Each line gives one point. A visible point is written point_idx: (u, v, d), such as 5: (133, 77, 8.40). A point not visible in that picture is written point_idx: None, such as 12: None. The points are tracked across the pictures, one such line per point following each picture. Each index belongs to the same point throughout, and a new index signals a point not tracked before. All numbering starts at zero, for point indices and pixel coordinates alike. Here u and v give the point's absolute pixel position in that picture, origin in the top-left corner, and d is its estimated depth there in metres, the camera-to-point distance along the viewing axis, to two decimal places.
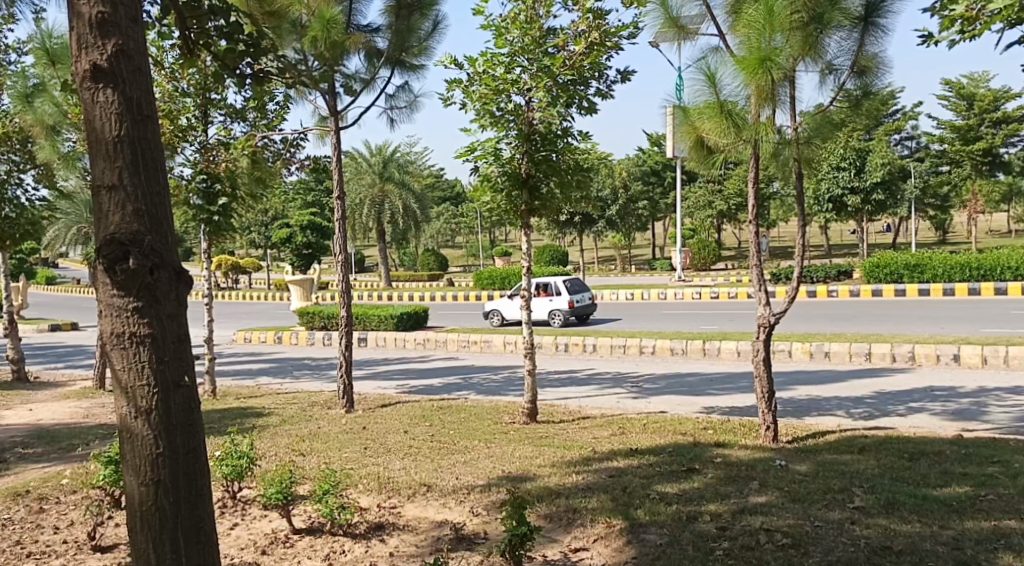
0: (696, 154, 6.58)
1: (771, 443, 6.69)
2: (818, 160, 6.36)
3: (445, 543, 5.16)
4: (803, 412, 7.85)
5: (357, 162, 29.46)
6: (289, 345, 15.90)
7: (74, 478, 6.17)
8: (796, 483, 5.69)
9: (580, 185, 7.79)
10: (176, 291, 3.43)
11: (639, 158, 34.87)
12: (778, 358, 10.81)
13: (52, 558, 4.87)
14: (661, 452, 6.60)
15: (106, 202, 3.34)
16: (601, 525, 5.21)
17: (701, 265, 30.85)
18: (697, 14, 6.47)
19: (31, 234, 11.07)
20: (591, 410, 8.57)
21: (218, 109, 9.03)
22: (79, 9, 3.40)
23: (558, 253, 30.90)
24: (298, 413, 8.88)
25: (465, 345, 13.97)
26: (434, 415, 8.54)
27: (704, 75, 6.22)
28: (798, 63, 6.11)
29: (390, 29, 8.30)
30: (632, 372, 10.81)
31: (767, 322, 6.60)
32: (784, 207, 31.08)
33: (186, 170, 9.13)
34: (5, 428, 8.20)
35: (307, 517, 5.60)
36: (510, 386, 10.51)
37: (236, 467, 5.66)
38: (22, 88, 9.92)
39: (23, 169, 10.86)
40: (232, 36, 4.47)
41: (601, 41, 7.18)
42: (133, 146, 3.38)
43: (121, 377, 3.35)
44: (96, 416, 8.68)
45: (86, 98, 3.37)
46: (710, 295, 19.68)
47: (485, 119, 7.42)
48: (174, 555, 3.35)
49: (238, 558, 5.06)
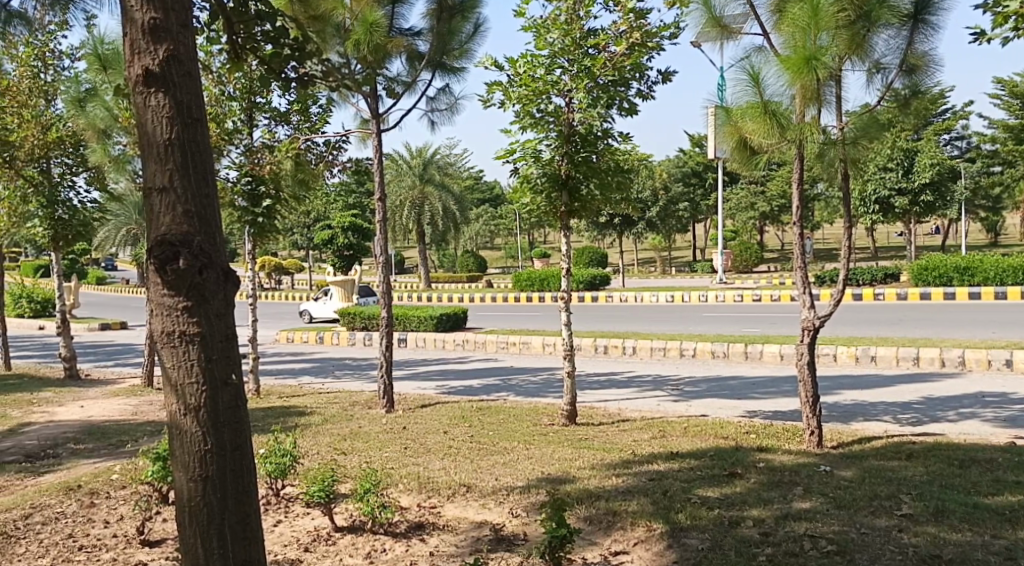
0: (739, 155, 6.52)
1: (816, 448, 6.62)
2: (864, 161, 6.26)
3: (484, 543, 5.17)
4: (849, 417, 7.75)
5: (397, 163, 29.66)
6: (330, 345, 16.04)
7: (124, 473, 6.26)
8: (841, 489, 5.61)
9: (619, 187, 7.76)
10: (224, 291, 3.48)
11: (680, 159, 34.63)
12: (822, 361, 10.67)
13: (102, 551, 4.97)
14: (703, 456, 6.55)
15: (158, 204, 3.41)
16: (642, 528, 5.18)
17: (743, 267, 30.58)
18: (740, 14, 6.42)
19: (82, 235, 11.29)
20: (631, 413, 8.53)
21: (263, 112, 9.13)
22: (133, 15, 3.47)
23: (597, 254, 30.79)
24: (339, 413, 8.93)
25: (504, 346, 14.00)
26: (473, 416, 8.55)
27: (747, 75, 6.15)
28: (844, 62, 6.03)
29: (431, 32, 8.34)
30: (673, 375, 10.74)
31: (811, 326, 6.52)
32: (829, 209, 30.65)
33: (232, 172, 9.26)
34: (56, 424, 8.38)
35: (349, 515, 5.63)
36: (550, 388, 10.49)
37: (279, 465, 5.72)
38: (75, 93, 10.13)
39: (76, 172, 11.10)
40: (277, 41, 4.53)
41: (642, 42, 7.14)
42: (183, 150, 3.43)
43: (171, 375, 3.40)
44: (144, 413, 8.82)
45: (139, 102, 3.43)
46: (752, 298, 19.52)
47: (526, 120, 7.43)
48: (222, 550, 3.40)
49: (281, 555, 5.11)
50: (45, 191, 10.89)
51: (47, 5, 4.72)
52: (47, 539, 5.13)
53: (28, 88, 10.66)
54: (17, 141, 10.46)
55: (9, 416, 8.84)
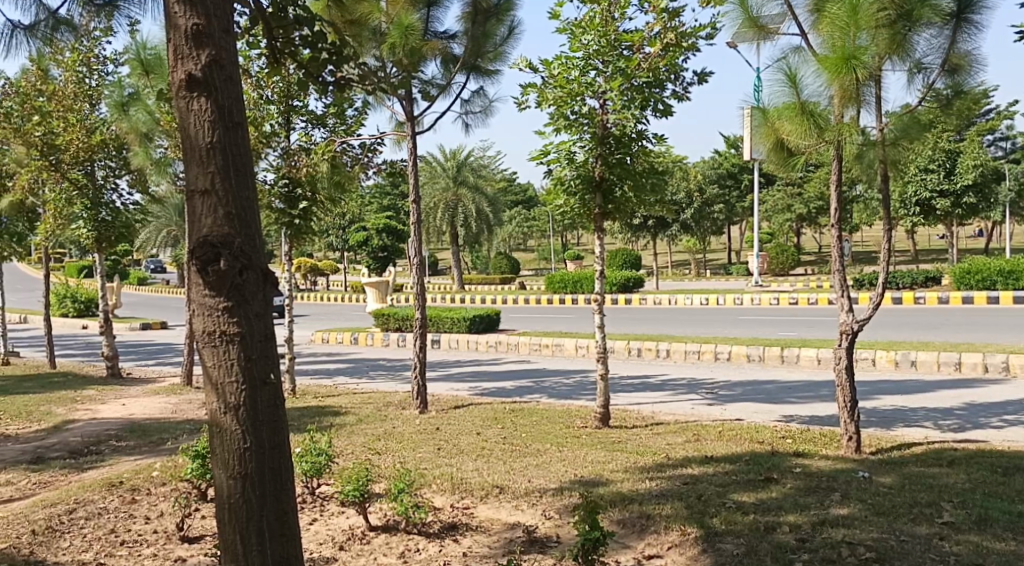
0: (776, 156, 6.45)
1: (854, 453, 6.54)
2: (905, 162, 6.17)
3: (517, 545, 5.17)
4: (889, 423, 7.65)
5: (431, 166, 29.74)
6: (365, 346, 16.14)
7: (164, 470, 6.34)
8: (880, 496, 5.54)
9: (654, 189, 7.71)
10: (264, 292, 3.51)
11: (715, 160, 34.37)
12: (860, 366, 10.53)
13: (143, 546, 5.04)
14: (738, 461, 6.50)
15: (200, 206, 3.45)
16: (676, 532, 5.15)
17: (779, 270, 30.32)
18: (778, 14, 6.36)
19: (125, 236, 11.46)
20: (665, 416, 8.49)
21: (300, 116, 9.21)
22: (176, 21, 3.51)
23: (630, 256, 30.64)
24: (374, 413, 8.99)
25: (537, 348, 13.99)
26: (507, 418, 8.56)
27: (785, 75, 6.10)
28: (884, 62, 5.95)
29: (465, 35, 8.35)
30: (707, 378, 10.68)
31: (849, 330, 6.44)
32: (868, 212, 30.27)
33: (269, 175, 9.35)
34: (98, 422, 8.51)
35: (383, 514, 5.66)
36: (583, 391, 10.47)
37: (314, 464, 5.76)
38: (118, 98, 10.27)
39: (118, 175, 11.29)
40: (315, 45, 4.57)
41: (677, 42, 7.11)
42: (224, 153, 3.47)
43: (212, 374, 3.44)
44: (183, 411, 8.94)
45: (182, 107, 3.48)
46: (788, 301, 19.37)
47: (559, 122, 7.43)
48: (260, 547, 3.43)
49: (316, 553, 5.15)
50: (89, 193, 11.06)
51: (92, 12, 4.81)
52: (90, 534, 5.22)
53: (73, 93, 10.82)
54: (62, 144, 10.65)
55: (53, 413, 9.00)
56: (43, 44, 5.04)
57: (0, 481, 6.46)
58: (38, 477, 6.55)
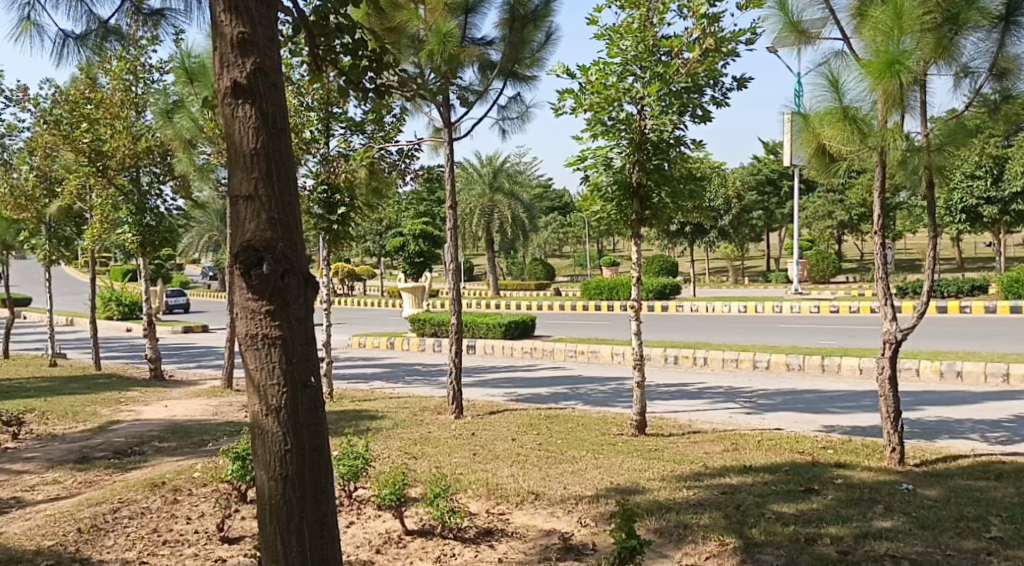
0: (817, 162, 6.37)
1: (898, 465, 6.42)
2: (951, 168, 6.05)
3: (553, 552, 5.15)
4: (933, 435, 7.51)
5: (467, 172, 29.79)
6: (401, 351, 16.21)
7: (206, 471, 6.39)
8: (925, 509, 5.44)
9: (692, 196, 7.63)
10: (305, 296, 3.53)
11: (754, 167, 34.10)
12: (904, 376, 10.36)
13: (185, 546, 5.09)
14: (778, 471, 6.41)
15: (243, 211, 3.47)
16: (714, 543, 5.09)
17: (820, 277, 29.94)
18: (819, 18, 6.29)
19: (168, 241, 11.59)
20: (703, 425, 8.41)
21: (340, 122, 9.26)
22: (222, 29, 3.55)
23: (667, 262, 30.43)
24: (410, 417, 9.02)
25: (572, 354, 13.95)
26: (542, 424, 8.53)
27: (826, 80, 6.04)
28: (929, 67, 5.85)
29: (503, 41, 8.36)
30: (745, 387, 10.56)
31: (893, 339, 6.33)
32: (912, 219, 29.79)
33: (308, 180, 9.40)
34: (142, 423, 8.62)
35: (419, 518, 5.65)
36: (619, 398, 10.41)
37: (352, 467, 5.75)
38: (163, 105, 10.43)
39: (163, 181, 11.45)
40: (356, 52, 4.60)
41: (716, 47, 7.08)
42: (268, 159, 3.49)
43: (254, 376, 3.46)
44: (224, 414, 9.02)
45: (227, 114, 3.51)
46: (829, 309, 19.14)
47: (597, 129, 7.40)
48: (300, 549, 3.44)
49: (353, 556, 5.16)
50: (135, 199, 11.23)
51: (141, 21, 4.90)
52: (133, 533, 5.27)
53: (120, 101, 11.03)
54: (109, 151, 10.85)
55: (99, 414, 9.13)
56: (92, 53, 5.11)
57: (48, 480, 6.56)
58: (84, 476, 6.64)
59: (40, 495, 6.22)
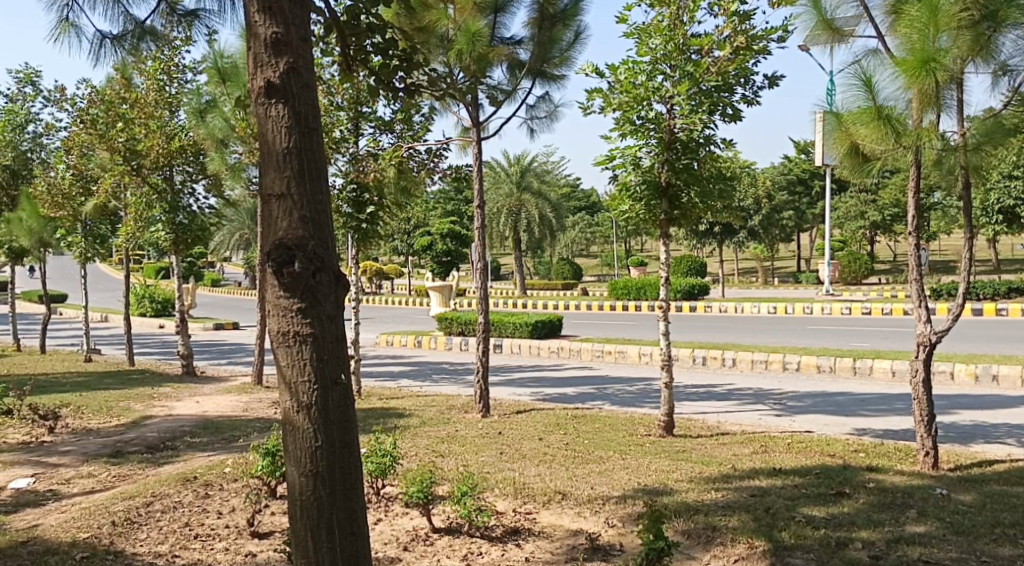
0: (850, 162, 6.28)
1: (931, 469, 6.32)
2: (988, 168, 5.93)
3: (580, 552, 5.12)
4: (968, 439, 7.40)
5: (495, 171, 29.79)
6: (428, 349, 16.24)
7: (236, 467, 6.43)
8: (959, 514, 5.36)
9: (721, 196, 7.57)
10: (336, 294, 3.53)
11: (784, 166, 33.77)
12: (938, 379, 10.23)
13: (215, 541, 5.12)
14: (809, 474, 6.34)
15: (276, 210, 3.48)
16: (742, 545, 5.04)
17: (851, 279, 29.63)
18: (853, 16, 6.22)
19: (201, 239, 11.67)
20: (732, 426, 8.35)
21: (369, 122, 9.29)
22: (256, 30, 3.55)
23: (695, 262, 30.25)
24: (437, 416, 9.02)
25: (599, 355, 13.90)
26: (569, 424, 8.50)
27: (859, 79, 5.97)
28: (966, 65, 5.74)
29: (532, 41, 8.35)
30: (775, 389, 10.48)
31: (927, 341, 6.23)
32: (946, 219, 29.41)
33: (338, 179, 9.42)
34: (174, 418, 8.69)
35: (446, 517, 5.65)
36: (646, 399, 10.37)
37: (380, 464, 5.75)
38: (196, 105, 10.53)
39: (195, 179, 11.53)
40: (386, 52, 4.60)
41: (747, 45, 7.04)
42: (300, 158, 3.50)
43: (285, 373, 3.47)
44: (254, 410, 9.07)
45: (260, 113, 3.52)
46: (862, 312, 18.93)
47: (625, 128, 7.36)
48: (330, 545, 3.44)
49: (381, 553, 5.17)
50: (168, 197, 11.32)
51: (175, 22, 4.95)
52: (166, 527, 5.31)
53: (154, 100, 11.13)
54: (143, 150, 10.97)
55: (132, 409, 9.22)
56: (127, 54, 5.14)
57: (83, 473, 6.62)
58: (117, 470, 6.70)
59: (75, 488, 6.28)
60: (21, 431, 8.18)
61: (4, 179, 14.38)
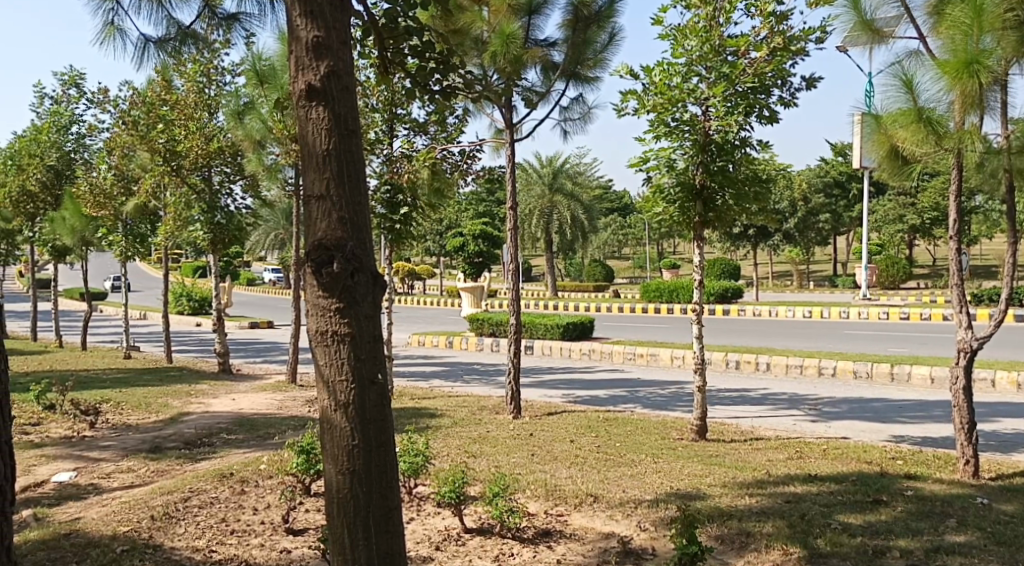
0: (889, 165, 6.18)
1: (972, 478, 6.22)
2: None
3: (612, 555, 5.10)
4: (1010, 449, 7.26)
5: (527, 173, 29.72)
6: (459, 350, 16.29)
7: (272, 464, 6.49)
8: (1001, 525, 5.26)
9: (757, 198, 7.50)
10: (374, 294, 3.54)
11: (821, 168, 33.41)
12: (978, 387, 10.06)
13: (251, 536, 5.16)
14: (845, 481, 6.26)
15: (316, 211, 3.50)
16: (777, 552, 4.99)
17: (889, 283, 29.27)
18: (894, 16, 6.14)
19: (237, 239, 11.77)
20: (765, 431, 8.28)
21: (403, 123, 9.32)
22: (298, 33, 3.57)
23: (729, 266, 30.05)
24: (469, 416, 9.03)
25: (631, 358, 13.84)
26: (601, 426, 8.47)
27: (901, 80, 5.90)
28: (1011, 66, 5.64)
29: (567, 42, 8.32)
30: (810, 393, 10.38)
31: (968, 347, 6.13)
32: (988, 223, 28.95)
33: (373, 180, 9.45)
34: (211, 415, 8.79)
35: (478, 517, 5.66)
36: (679, 402, 10.33)
37: (412, 464, 5.76)
38: (234, 106, 10.63)
39: (233, 180, 11.63)
40: (422, 54, 4.59)
41: (785, 46, 6.97)
42: (339, 160, 3.52)
43: (324, 372, 3.49)
44: (289, 408, 9.14)
45: (301, 115, 3.54)
46: (900, 316, 18.70)
47: (660, 129, 7.32)
48: (366, 542, 3.46)
49: (414, 552, 5.19)
50: (206, 197, 11.44)
51: (215, 25, 5.01)
52: (203, 522, 5.37)
53: (194, 102, 11.25)
54: (183, 150, 11.10)
55: (169, 405, 9.33)
56: (169, 56, 5.19)
57: (123, 468, 6.71)
58: (156, 465, 6.78)
59: (115, 483, 6.37)
60: (63, 426, 8.31)
61: (48, 179, 14.64)
